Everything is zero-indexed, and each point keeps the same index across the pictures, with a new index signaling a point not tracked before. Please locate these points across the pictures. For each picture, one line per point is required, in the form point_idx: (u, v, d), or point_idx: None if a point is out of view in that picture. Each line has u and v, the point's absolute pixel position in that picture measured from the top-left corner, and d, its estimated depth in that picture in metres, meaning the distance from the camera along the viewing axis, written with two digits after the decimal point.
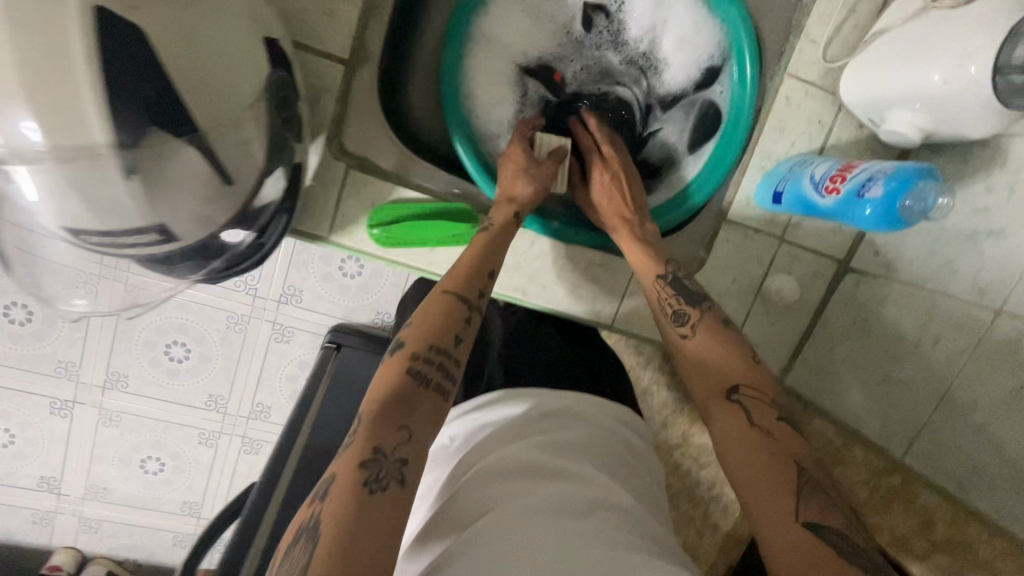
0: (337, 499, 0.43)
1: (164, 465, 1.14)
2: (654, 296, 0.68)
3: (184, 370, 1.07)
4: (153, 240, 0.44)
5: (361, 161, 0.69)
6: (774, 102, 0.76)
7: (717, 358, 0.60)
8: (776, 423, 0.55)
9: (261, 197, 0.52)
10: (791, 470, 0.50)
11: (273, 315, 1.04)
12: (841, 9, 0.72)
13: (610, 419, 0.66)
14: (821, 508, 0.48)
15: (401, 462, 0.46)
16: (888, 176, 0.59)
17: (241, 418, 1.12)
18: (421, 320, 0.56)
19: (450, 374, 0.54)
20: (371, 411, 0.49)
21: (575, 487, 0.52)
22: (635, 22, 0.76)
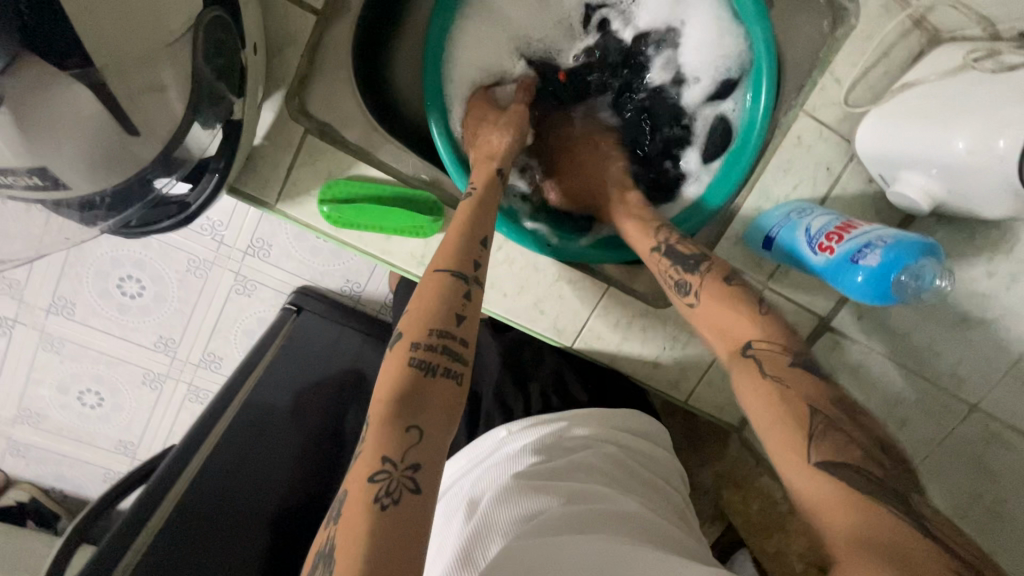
0: (348, 526, 0.35)
1: (102, 400, 1.07)
2: (654, 268, 0.63)
3: (136, 308, 0.99)
4: (34, 184, 0.38)
5: (323, 127, 0.62)
6: (782, 139, 0.69)
7: (731, 325, 0.54)
8: (792, 370, 0.48)
9: (189, 142, 0.47)
10: (806, 415, 0.44)
11: (237, 266, 0.97)
12: (874, 50, 0.65)
13: (616, 433, 0.66)
14: (837, 444, 0.42)
15: (414, 468, 0.38)
16: (887, 245, 0.54)
17: (189, 365, 1.06)
18: (418, 303, 0.49)
19: (458, 356, 0.45)
20: (378, 416, 0.41)
21: (587, 507, 0.50)
22: (644, 19, 0.72)
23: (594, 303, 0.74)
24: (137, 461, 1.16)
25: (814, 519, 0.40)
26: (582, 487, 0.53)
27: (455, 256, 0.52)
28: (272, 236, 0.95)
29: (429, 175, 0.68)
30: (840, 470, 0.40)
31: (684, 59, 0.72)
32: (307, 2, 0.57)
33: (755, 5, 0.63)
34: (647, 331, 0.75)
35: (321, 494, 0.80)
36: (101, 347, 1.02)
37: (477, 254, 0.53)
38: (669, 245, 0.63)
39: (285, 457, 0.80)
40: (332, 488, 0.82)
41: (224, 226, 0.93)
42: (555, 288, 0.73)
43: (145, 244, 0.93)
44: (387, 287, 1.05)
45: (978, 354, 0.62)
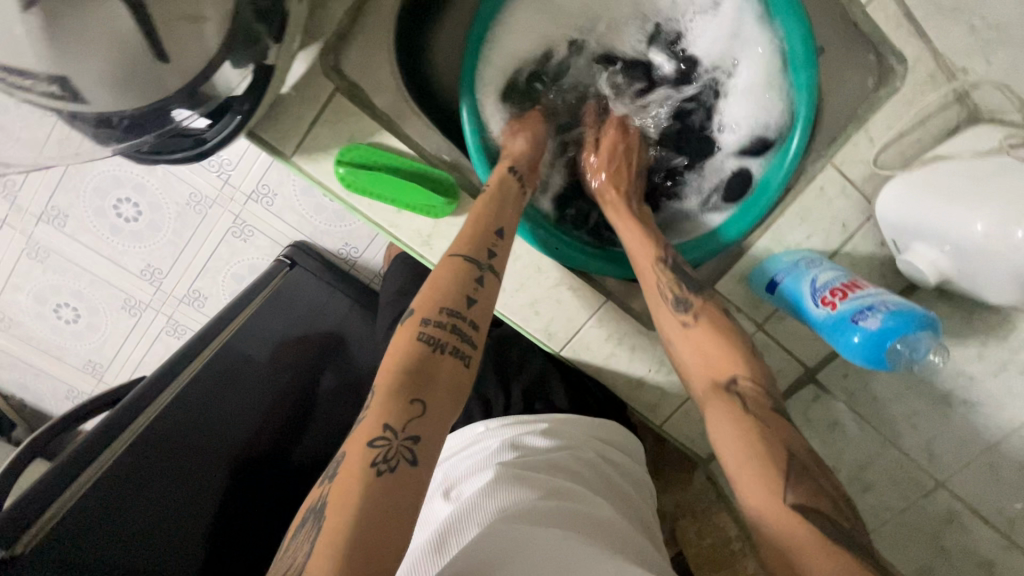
0: (344, 483, 0.40)
1: (79, 317, 1.05)
2: (652, 281, 0.62)
3: (128, 231, 0.97)
4: (54, 93, 0.38)
5: (353, 88, 0.61)
6: (806, 187, 0.69)
7: (713, 351, 0.55)
8: (772, 413, 0.50)
9: (215, 81, 0.45)
10: (783, 457, 0.46)
11: (237, 209, 0.96)
12: (912, 116, 0.65)
13: (592, 442, 0.65)
14: (811, 491, 0.44)
15: (413, 439, 0.43)
16: (890, 311, 0.54)
17: (173, 298, 1.05)
18: (433, 283, 0.54)
19: (466, 339, 0.51)
20: (384, 386, 0.46)
21: (557, 505, 0.51)
22: (700, 48, 0.70)
23: (589, 314, 0.73)
24: (103, 383, 1.14)
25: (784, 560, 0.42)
26: (558, 483, 0.54)
27: (472, 243, 0.57)
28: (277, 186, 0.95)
29: (450, 156, 0.66)
30: (813, 514, 0.43)
31: (732, 93, 0.70)
32: None
33: (805, 47, 0.62)
34: (635, 351, 0.75)
35: (280, 449, 0.81)
36: (84, 265, 0.99)
37: (490, 242, 0.58)
38: (676, 260, 0.63)
39: (255, 407, 0.80)
40: (293, 445, 0.83)
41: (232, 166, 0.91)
42: (553, 292, 0.72)
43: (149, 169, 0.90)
44: (381, 257, 1.07)
45: (954, 434, 0.62)
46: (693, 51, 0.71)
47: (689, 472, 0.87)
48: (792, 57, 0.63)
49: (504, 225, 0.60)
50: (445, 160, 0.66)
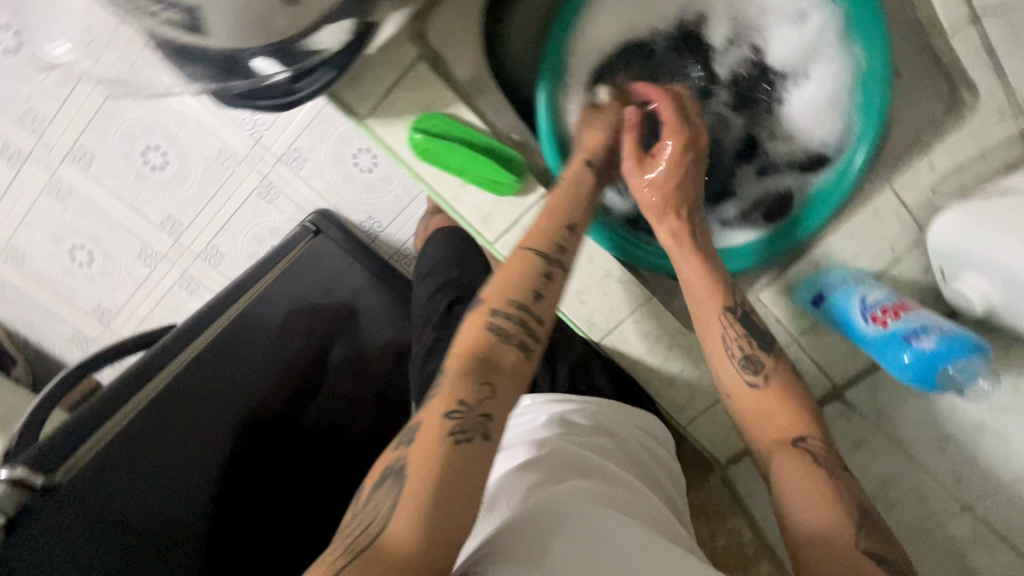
0: (422, 448, 0.41)
1: (93, 261, 1.01)
2: (719, 331, 0.60)
3: (154, 180, 0.93)
4: (178, 23, 0.38)
5: (435, 56, 0.61)
6: (861, 207, 0.70)
7: (781, 408, 0.56)
8: (842, 475, 0.50)
9: (312, 40, 0.46)
10: (853, 508, 0.47)
11: (266, 169, 0.94)
12: (976, 148, 0.65)
13: (638, 434, 0.67)
14: (883, 541, 0.45)
15: (487, 416, 0.44)
16: (942, 334, 0.56)
17: (190, 253, 1.03)
18: (502, 274, 0.55)
19: (532, 332, 0.51)
20: (456, 367, 0.47)
21: (584, 479, 0.51)
22: (775, 52, 0.65)
23: (632, 309, 0.74)
24: (109, 330, 1.12)
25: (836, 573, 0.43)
26: (586, 455, 0.55)
27: (541, 240, 0.57)
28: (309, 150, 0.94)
29: (519, 136, 0.66)
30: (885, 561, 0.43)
31: (796, 100, 0.67)
32: None
33: (883, 68, 0.61)
34: (673, 349, 0.75)
35: (293, 412, 0.82)
36: (104, 207, 0.95)
37: (560, 238, 0.57)
38: (745, 309, 0.61)
39: (263, 372, 0.82)
40: (308, 405, 0.85)
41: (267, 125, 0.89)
42: (601, 283, 0.73)
43: (188, 118, 0.87)
44: (406, 234, 1.08)
45: (983, 462, 0.64)
46: (767, 55, 0.66)
47: (704, 476, 0.88)
48: (868, 74, 0.62)
49: (577, 220, 0.59)
50: (514, 139, 0.67)
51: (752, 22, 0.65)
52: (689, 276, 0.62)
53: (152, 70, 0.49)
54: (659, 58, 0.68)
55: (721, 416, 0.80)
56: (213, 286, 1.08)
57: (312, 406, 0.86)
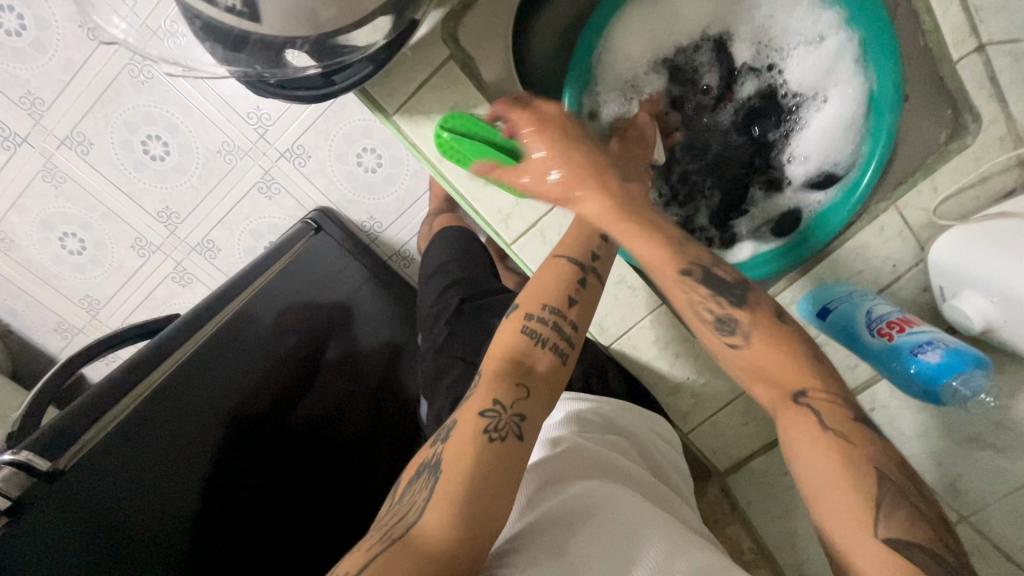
0: (456, 445, 0.43)
1: (84, 250, 0.98)
2: (682, 299, 0.55)
3: (151, 170, 0.92)
4: (237, 11, 0.40)
5: (466, 57, 0.61)
6: (868, 225, 0.73)
7: (777, 369, 0.52)
8: (854, 429, 0.49)
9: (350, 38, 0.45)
10: (870, 479, 0.46)
11: (268, 164, 0.94)
12: (977, 173, 0.68)
13: (658, 440, 0.68)
14: (905, 519, 0.44)
15: (520, 416, 0.45)
16: (948, 347, 0.58)
17: (184, 245, 1.02)
18: (537, 281, 0.56)
19: (566, 337, 0.52)
20: (491, 370, 0.48)
21: (586, 477, 0.50)
22: (792, 73, 0.68)
23: (643, 315, 0.75)
24: (96, 321, 1.09)
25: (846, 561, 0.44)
26: (587, 449, 0.55)
27: (575, 248, 0.58)
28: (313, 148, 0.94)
29: None
30: (906, 543, 0.43)
31: (812, 124, 0.69)
32: None
33: (893, 96, 0.63)
34: (681, 356, 0.77)
35: (284, 408, 0.81)
36: (100, 195, 0.93)
37: (594, 246, 0.58)
38: (704, 265, 0.55)
39: (258, 366, 0.81)
40: (299, 401, 0.84)
41: (271, 120, 0.89)
42: (616, 287, 0.74)
43: (190, 108, 0.87)
44: (405, 236, 1.10)
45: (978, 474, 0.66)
46: (784, 75, 0.69)
47: (703, 484, 0.89)
48: (879, 100, 0.64)
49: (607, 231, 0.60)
50: None
51: (774, 43, 0.68)
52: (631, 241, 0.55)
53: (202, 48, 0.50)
54: (682, 69, 0.71)
55: (724, 425, 0.81)
56: (208, 280, 1.07)
57: (301, 404, 0.85)
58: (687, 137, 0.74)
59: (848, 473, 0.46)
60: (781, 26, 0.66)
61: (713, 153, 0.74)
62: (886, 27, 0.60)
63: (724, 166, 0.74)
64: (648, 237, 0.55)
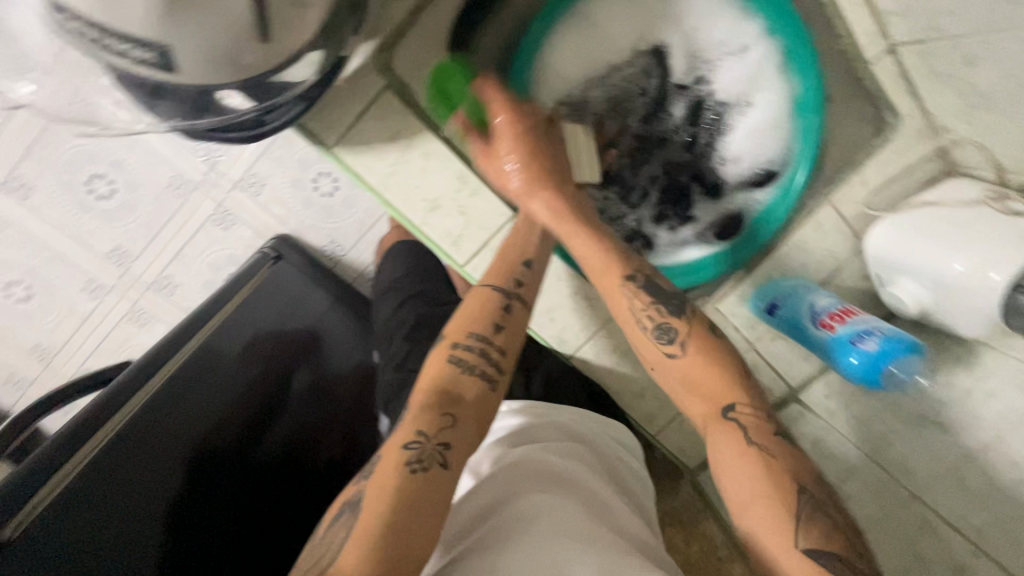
0: (380, 479, 0.45)
1: (32, 296, 0.92)
2: (623, 305, 0.59)
3: (98, 211, 0.86)
4: (149, 63, 0.37)
5: (402, 87, 0.62)
6: (805, 221, 0.76)
7: (702, 381, 0.56)
8: (776, 442, 0.52)
9: (286, 75, 0.46)
10: (792, 496, 0.49)
11: (221, 196, 0.90)
12: (899, 165, 0.73)
13: (618, 447, 0.69)
14: (822, 531, 0.47)
15: (444, 445, 0.47)
16: (884, 335, 0.61)
17: (139, 283, 0.96)
18: (463, 311, 0.58)
19: (493, 363, 0.55)
20: (416, 406, 0.51)
21: (528, 485, 0.52)
22: (720, 82, 0.70)
23: (600, 324, 0.77)
24: (52, 368, 1.01)
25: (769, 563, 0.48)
26: (530, 458, 0.56)
27: (497, 275, 0.61)
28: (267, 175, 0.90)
29: None
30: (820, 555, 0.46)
31: (741, 126, 0.72)
32: None
33: (817, 96, 0.67)
34: (641, 360, 0.79)
35: (249, 441, 0.80)
36: (47, 243, 0.87)
37: (517, 273, 0.61)
38: (646, 275, 0.60)
39: (220, 399, 0.79)
40: (264, 433, 0.82)
41: (222, 151, 0.87)
42: (569, 298, 0.75)
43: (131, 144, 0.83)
44: (370, 256, 1.07)
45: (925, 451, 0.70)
46: (712, 85, 0.70)
47: (676, 483, 0.91)
48: (805, 100, 0.68)
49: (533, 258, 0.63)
50: None
51: (699, 54, 0.69)
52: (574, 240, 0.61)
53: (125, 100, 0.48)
54: (617, 83, 0.71)
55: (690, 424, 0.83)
56: (169, 318, 1.02)
57: (268, 435, 0.83)
58: (631, 150, 0.75)
59: (772, 488, 0.50)
60: (707, 37, 0.68)
61: (654, 164, 0.76)
62: (804, 35, 0.64)
63: (665, 175, 0.76)
64: (595, 244, 0.60)
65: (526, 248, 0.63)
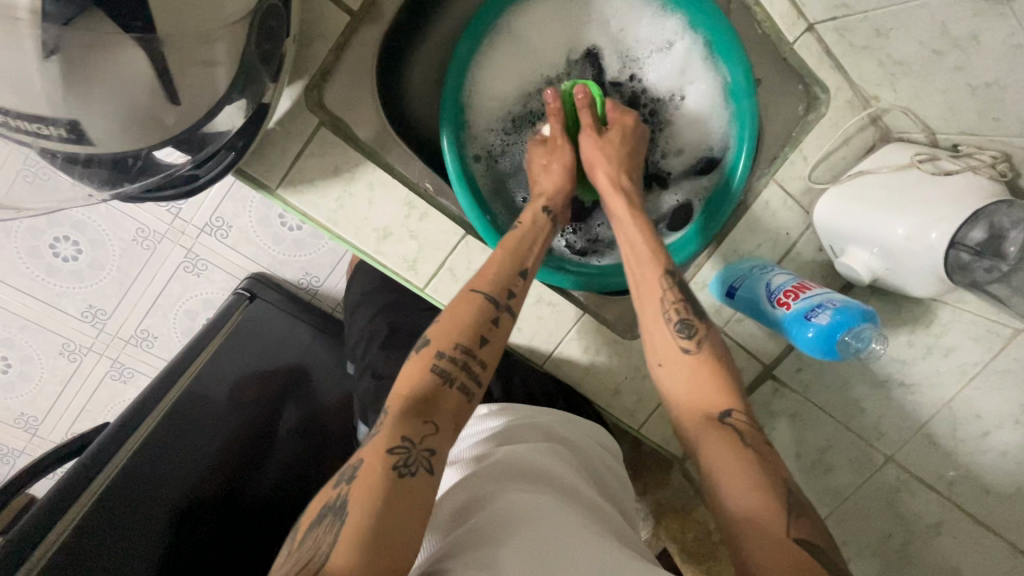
0: (364, 484, 0.42)
1: (8, 366, 0.91)
2: (658, 297, 0.61)
3: (67, 272, 0.86)
4: (60, 139, 0.37)
5: (337, 122, 0.63)
6: (753, 203, 0.77)
7: (705, 385, 0.56)
8: (763, 447, 0.51)
9: (213, 126, 0.46)
10: (778, 489, 0.48)
11: (190, 243, 0.89)
12: (837, 137, 0.74)
13: (596, 447, 0.69)
14: (809, 524, 0.46)
15: (431, 451, 0.45)
16: (835, 308, 0.62)
17: (118, 340, 0.94)
18: (450, 314, 0.55)
19: (475, 375, 0.52)
20: (397, 408, 0.47)
21: (519, 485, 0.52)
22: (653, 76, 0.72)
23: (568, 327, 0.78)
24: (38, 438, 0.98)
25: (742, 522, 0.46)
26: (519, 460, 0.56)
27: (495, 279, 0.58)
28: (232, 217, 0.89)
29: (431, 185, 0.68)
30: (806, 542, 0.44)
31: (678, 116, 0.74)
32: (344, 2, 0.59)
33: (745, 79, 0.67)
34: (613, 358, 0.80)
35: (237, 485, 0.78)
36: (18, 310, 0.87)
37: (513, 284, 0.59)
38: (678, 277, 0.62)
39: (211, 444, 0.77)
40: (253, 476, 0.80)
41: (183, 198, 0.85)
42: (533, 307, 0.76)
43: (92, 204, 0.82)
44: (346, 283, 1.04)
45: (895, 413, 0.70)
46: (644, 80, 0.73)
47: (667, 472, 0.93)
48: (735, 88, 0.68)
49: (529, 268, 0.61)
50: (428, 188, 0.68)
51: (631, 53, 0.72)
52: (622, 213, 0.64)
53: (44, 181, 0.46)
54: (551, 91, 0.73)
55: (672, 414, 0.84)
56: (151, 373, 0.99)
57: (256, 479, 0.80)
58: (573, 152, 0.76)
59: (751, 467, 0.49)
60: (633, 37, 0.71)
61: None
62: (725, 26, 0.65)
63: None
64: (644, 233, 0.63)
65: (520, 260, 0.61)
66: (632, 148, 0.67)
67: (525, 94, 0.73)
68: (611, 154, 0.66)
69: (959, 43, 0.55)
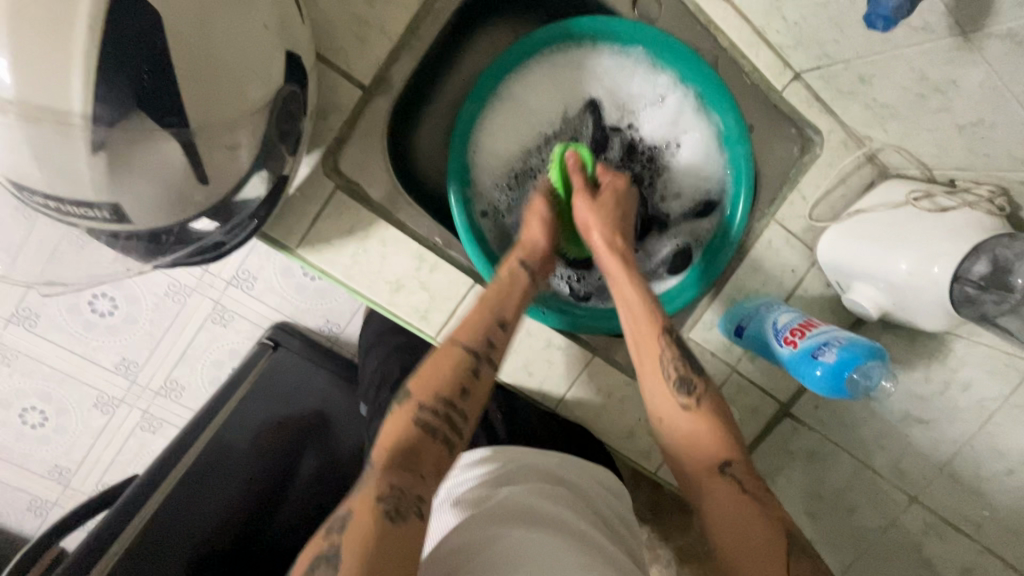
0: (354, 536, 0.42)
1: (46, 420, 0.95)
2: (656, 353, 0.61)
3: (103, 327, 0.91)
4: (102, 219, 0.42)
5: (352, 186, 0.68)
6: (756, 243, 0.78)
7: (704, 437, 0.57)
8: (763, 493, 0.53)
9: (244, 195, 0.50)
10: (781, 533, 0.50)
11: (217, 294, 0.93)
12: (835, 175, 0.76)
13: (605, 489, 0.69)
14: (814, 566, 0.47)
15: (419, 497, 0.47)
16: (842, 346, 0.62)
17: (148, 391, 0.97)
18: (429, 368, 0.56)
19: (456, 426, 0.53)
20: (382, 462, 0.49)
21: (524, 525, 0.53)
22: (649, 128, 0.76)
23: (579, 370, 0.79)
24: (70, 490, 1.01)
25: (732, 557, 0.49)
26: (524, 501, 0.57)
27: (471, 332, 0.59)
28: (258, 268, 0.93)
29: (441, 239, 0.72)
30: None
31: (675, 163, 0.77)
32: (356, 78, 0.65)
33: (739, 127, 0.71)
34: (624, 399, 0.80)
35: (253, 532, 0.79)
36: (58, 363, 0.92)
37: (491, 332, 0.60)
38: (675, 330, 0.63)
39: (229, 493, 0.78)
40: (269, 523, 0.81)
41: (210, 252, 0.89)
42: (542, 352, 0.78)
43: None
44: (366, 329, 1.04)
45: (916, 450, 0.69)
46: (641, 131, 0.77)
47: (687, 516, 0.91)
48: (728, 135, 0.72)
49: (507, 318, 0.62)
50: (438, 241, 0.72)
51: (628, 105, 0.76)
52: (618, 273, 0.65)
53: (85, 253, 0.51)
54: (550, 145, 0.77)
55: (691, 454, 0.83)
56: (177, 423, 1.01)
57: (271, 525, 0.81)
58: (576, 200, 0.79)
59: (756, 516, 0.51)
60: (628, 92, 0.75)
61: None
62: (716, 81, 0.69)
63: None
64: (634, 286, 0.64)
65: (494, 313, 0.62)
66: (623, 204, 0.69)
67: (528, 148, 0.77)
68: (601, 216, 0.67)
69: (938, 87, 0.58)
